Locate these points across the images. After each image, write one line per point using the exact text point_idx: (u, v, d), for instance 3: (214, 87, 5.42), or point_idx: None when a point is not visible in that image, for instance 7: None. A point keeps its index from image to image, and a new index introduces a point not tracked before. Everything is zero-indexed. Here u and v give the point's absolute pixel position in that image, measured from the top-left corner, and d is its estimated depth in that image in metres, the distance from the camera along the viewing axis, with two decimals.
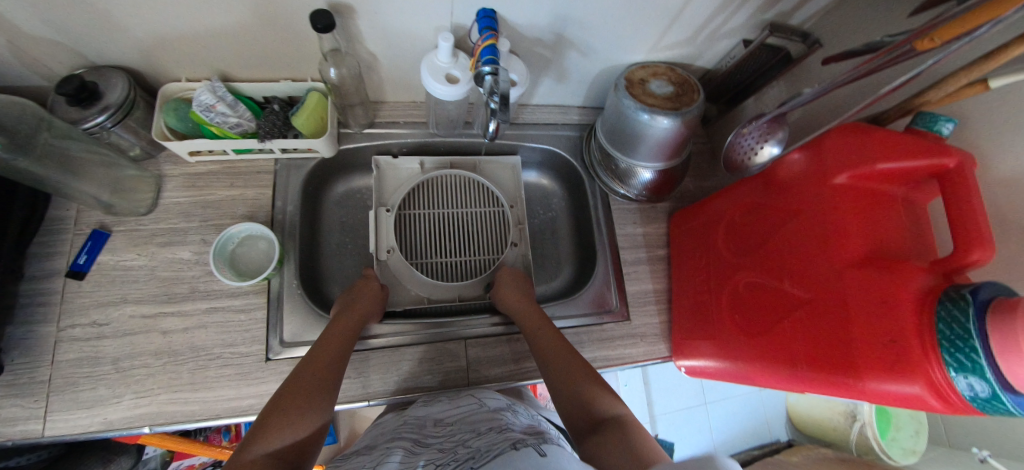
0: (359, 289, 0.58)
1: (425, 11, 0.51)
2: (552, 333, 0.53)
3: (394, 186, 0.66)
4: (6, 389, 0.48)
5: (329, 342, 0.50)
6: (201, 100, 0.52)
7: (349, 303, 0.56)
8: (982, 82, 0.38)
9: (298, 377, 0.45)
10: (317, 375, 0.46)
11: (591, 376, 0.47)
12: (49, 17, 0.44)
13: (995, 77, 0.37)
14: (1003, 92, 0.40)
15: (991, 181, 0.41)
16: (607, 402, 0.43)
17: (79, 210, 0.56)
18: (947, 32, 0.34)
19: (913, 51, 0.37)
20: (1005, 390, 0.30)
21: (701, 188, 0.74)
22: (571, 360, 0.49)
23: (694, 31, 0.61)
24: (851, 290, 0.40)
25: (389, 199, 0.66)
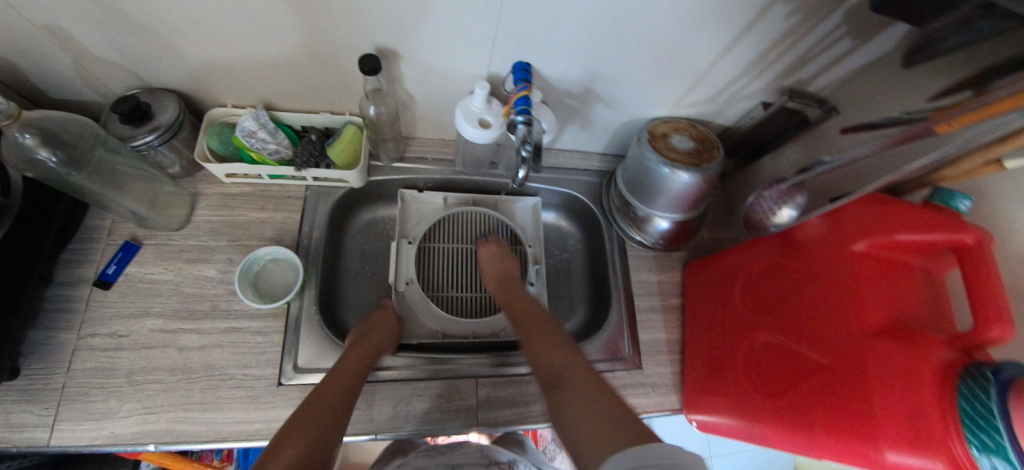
0: (376, 319, 0.59)
1: (466, 60, 0.54)
2: (523, 296, 0.60)
3: (417, 219, 0.69)
4: (18, 394, 0.48)
5: (347, 365, 0.51)
6: (244, 126, 0.55)
7: (366, 330, 0.57)
8: (998, 162, 0.40)
9: (314, 398, 0.45)
10: (333, 398, 0.46)
11: (562, 347, 0.49)
12: (118, 43, 0.48)
13: (1011, 159, 0.39)
14: (1015, 174, 0.42)
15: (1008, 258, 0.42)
16: (562, 356, 0.47)
17: (114, 221, 0.58)
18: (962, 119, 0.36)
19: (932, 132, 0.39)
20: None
21: (716, 239, 0.76)
22: (542, 333, 0.52)
23: (714, 92, 0.64)
24: (870, 358, 0.40)
25: (411, 232, 0.68)
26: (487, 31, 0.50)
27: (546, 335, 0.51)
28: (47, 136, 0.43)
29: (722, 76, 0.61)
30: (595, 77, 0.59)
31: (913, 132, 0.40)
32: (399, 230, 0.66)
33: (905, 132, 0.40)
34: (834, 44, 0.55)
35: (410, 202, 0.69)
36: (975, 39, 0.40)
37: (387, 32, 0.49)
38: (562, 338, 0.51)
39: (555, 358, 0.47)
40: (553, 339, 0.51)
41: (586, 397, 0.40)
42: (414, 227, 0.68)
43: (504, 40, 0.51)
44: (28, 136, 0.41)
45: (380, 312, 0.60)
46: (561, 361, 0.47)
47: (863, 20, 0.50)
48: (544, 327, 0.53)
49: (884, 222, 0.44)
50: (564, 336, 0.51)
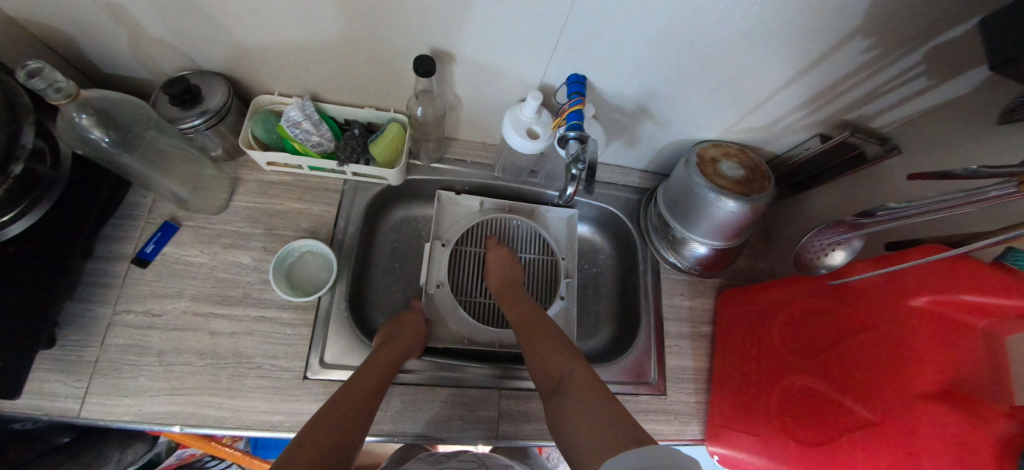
0: (404, 322, 0.59)
1: (521, 68, 0.53)
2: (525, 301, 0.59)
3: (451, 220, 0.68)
4: (52, 363, 0.48)
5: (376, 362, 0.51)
6: (291, 116, 0.54)
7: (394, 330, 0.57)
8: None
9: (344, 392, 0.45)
10: (361, 395, 0.46)
11: (561, 348, 0.50)
12: (175, 24, 0.47)
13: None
14: None
15: None
16: (561, 361, 0.48)
17: (155, 200, 0.57)
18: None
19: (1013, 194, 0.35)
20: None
21: (752, 268, 0.75)
22: (540, 332, 0.53)
23: (771, 120, 0.63)
24: (921, 420, 0.39)
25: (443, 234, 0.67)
26: (547, 42, 0.49)
27: (545, 334, 0.53)
28: (102, 116, 0.43)
29: (781, 105, 0.59)
30: (649, 95, 0.57)
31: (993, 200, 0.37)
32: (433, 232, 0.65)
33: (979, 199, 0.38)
34: (906, 82, 0.52)
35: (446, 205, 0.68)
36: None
37: (446, 35, 0.48)
38: (562, 341, 0.51)
39: (555, 360, 0.49)
40: (554, 338, 0.52)
41: (584, 394, 0.43)
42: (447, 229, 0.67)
43: (563, 53, 0.50)
44: (85, 116, 0.42)
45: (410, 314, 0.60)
46: (564, 362, 0.48)
47: (945, 61, 0.48)
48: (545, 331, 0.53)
49: (950, 279, 0.41)
50: (569, 341, 0.52)
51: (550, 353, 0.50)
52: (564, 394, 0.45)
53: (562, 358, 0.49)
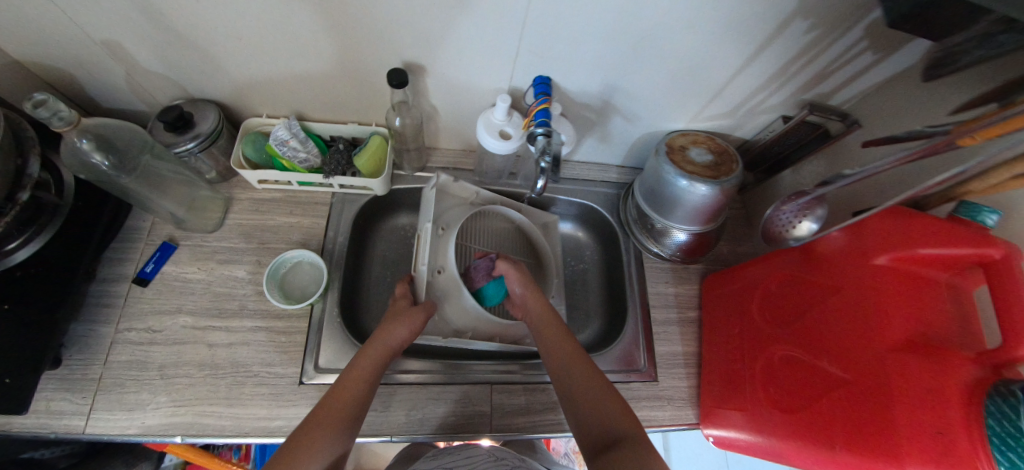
0: (400, 312, 0.56)
1: (488, 75, 0.57)
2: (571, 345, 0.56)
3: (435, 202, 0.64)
4: (58, 383, 0.50)
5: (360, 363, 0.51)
6: (279, 135, 0.58)
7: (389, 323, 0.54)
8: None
9: (328, 399, 0.47)
10: (341, 402, 0.47)
11: (618, 406, 0.49)
12: (166, 57, 0.52)
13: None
14: None
15: None
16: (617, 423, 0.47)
17: (153, 222, 0.60)
18: (988, 132, 0.35)
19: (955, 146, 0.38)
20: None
21: (735, 252, 0.77)
22: (595, 389, 0.51)
23: (734, 105, 0.66)
24: (893, 372, 0.40)
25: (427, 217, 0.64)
26: (511, 48, 0.52)
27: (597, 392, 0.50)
28: (101, 141, 0.47)
29: (740, 91, 0.62)
30: (613, 90, 0.61)
31: (935, 147, 0.40)
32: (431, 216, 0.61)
33: (925, 146, 0.40)
34: (854, 57, 0.55)
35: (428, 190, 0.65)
36: (990, 53, 0.39)
37: (415, 49, 0.52)
38: (615, 400, 0.49)
39: (611, 418, 0.48)
40: (609, 392, 0.50)
41: (637, 458, 0.42)
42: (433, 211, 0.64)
43: (526, 57, 0.54)
44: (85, 141, 0.45)
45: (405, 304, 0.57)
46: (620, 421, 0.47)
47: (881, 34, 0.51)
48: (599, 388, 0.51)
49: (909, 236, 0.44)
50: (621, 397, 0.50)
51: (604, 413, 0.48)
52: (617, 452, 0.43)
53: (613, 413, 0.48)
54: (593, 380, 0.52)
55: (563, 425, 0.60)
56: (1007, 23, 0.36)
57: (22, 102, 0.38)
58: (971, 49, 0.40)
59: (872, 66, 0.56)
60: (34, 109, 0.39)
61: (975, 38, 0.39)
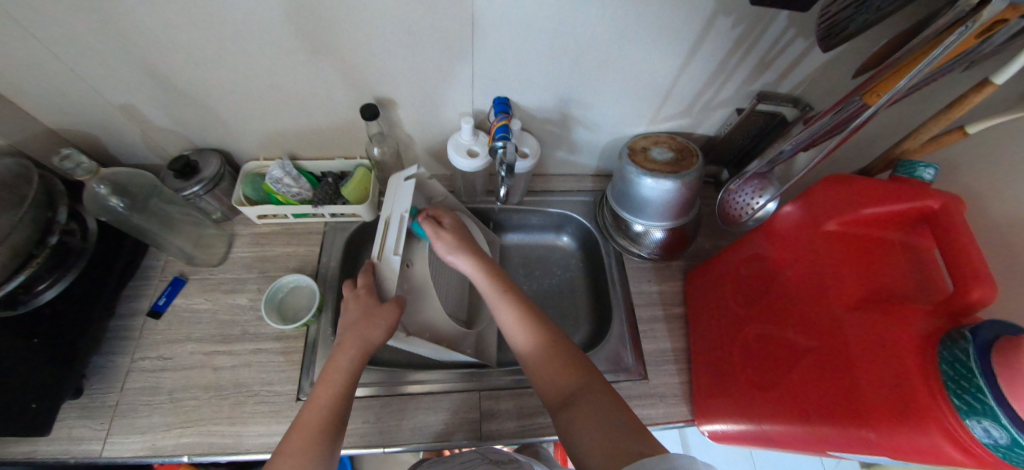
0: (368, 312, 0.52)
1: (451, 100, 0.64)
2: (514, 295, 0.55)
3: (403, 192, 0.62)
4: (80, 411, 0.55)
5: (330, 378, 0.48)
6: (274, 175, 0.66)
7: (361, 325, 0.51)
8: (959, 130, 0.43)
9: (304, 420, 0.45)
10: (317, 422, 0.45)
11: (569, 363, 0.49)
12: (174, 113, 0.61)
13: (996, 74, 0.37)
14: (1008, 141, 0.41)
15: (998, 224, 0.41)
16: (573, 374, 0.48)
17: (166, 261, 0.68)
18: (885, 87, 0.40)
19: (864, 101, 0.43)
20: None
21: (717, 246, 0.77)
22: (548, 340, 0.51)
23: (688, 104, 0.69)
24: (853, 334, 0.41)
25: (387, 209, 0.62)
26: (466, 75, 0.59)
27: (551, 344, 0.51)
28: (116, 186, 0.57)
29: (688, 90, 0.66)
30: (567, 102, 0.66)
31: (846, 106, 0.46)
32: (408, 204, 0.60)
33: (837, 107, 0.47)
34: (788, 45, 0.59)
35: (395, 184, 0.64)
36: (873, 17, 0.40)
37: (380, 84, 0.60)
38: (570, 351, 0.51)
39: (563, 373, 0.49)
40: (556, 344, 0.51)
41: (600, 409, 0.44)
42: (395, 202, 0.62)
43: (481, 80, 0.61)
44: (102, 186, 0.56)
45: (378, 304, 0.53)
46: (571, 379, 0.48)
47: (798, 22, 0.55)
48: (547, 334, 0.52)
49: (850, 199, 0.45)
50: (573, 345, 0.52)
51: (557, 369, 0.49)
52: (577, 408, 0.45)
53: (562, 369, 0.49)
54: (529, 330, 0.52)
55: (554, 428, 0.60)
56: None
57: (54, 157, 0.50)
58: (852, 15, 0.42)
59: (806, 53, 0.60)
60: (61, 162, 0.50)
61: (853, 4, 0.42)
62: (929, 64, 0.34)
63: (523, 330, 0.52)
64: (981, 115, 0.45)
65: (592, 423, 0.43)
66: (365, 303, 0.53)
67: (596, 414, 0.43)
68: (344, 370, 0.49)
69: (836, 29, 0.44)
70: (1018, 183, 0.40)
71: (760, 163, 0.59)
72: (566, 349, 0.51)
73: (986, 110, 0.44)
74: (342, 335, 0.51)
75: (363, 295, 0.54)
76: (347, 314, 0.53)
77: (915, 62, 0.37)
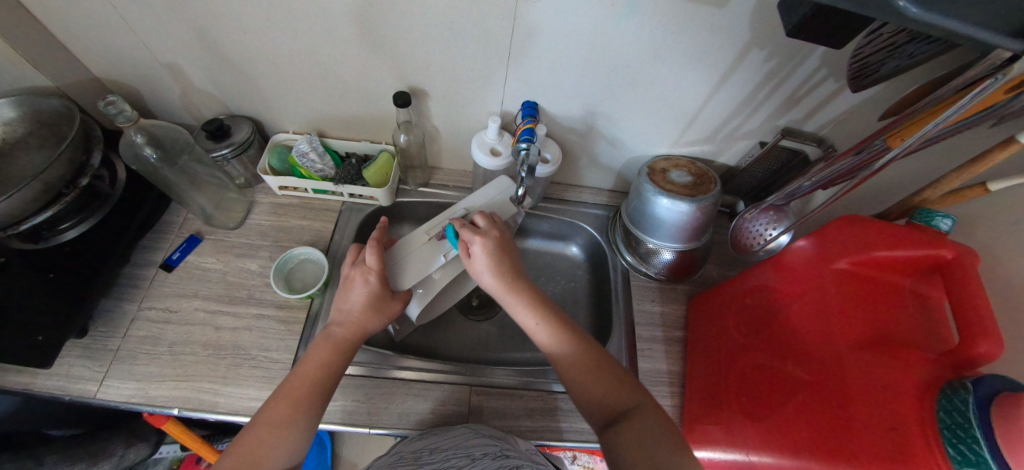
0: (373, 300, 0.53)
1: (481, 98, 0.66)
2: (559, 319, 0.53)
3: (497, 205, 0.65)
4: (81, 350, 0.56)
5: (316, 359, 0.49)
6: (300, 148, 0.70)
7: (363, 316, 0.52)
8: (981, 185, 0.43)
9: (289, 389, 0.46)
10: (302, 395, 0.46)
11: (616, 384, 0.48)
12: (216, 77, 0.64)
13: (1021, 133, 0.38)
14: None
15: (1018, 284, 0.41)
16: (620, 393, 0.47)
17: (185, 217, 0.70)
18: (909, 131, 0.41)
19: (886, 144, 0.44)
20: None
21: (724, 276, 0.77)
22: (596, 364, 0.49)
23: (711, 131, 0.70)
24: (853, 372, 0.41)
25: (474, 200, 0.65)
26: (499, 74, 0.61)
27: (586, 367, 0.49)
28: (152, 139, 0.60)
29: (713, 117, 0.67)
30: (593, 114, 0.68)
31: (870, 147, 0.46)
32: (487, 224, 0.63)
33: (861, 149, 0.48)
34: (818, 85, 0.60)
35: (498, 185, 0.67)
36: (904, 64, 0.41)
37: (416, 74, 0.62)
38: (608, 364, 0.49)
39: (609, 391, 0.47)
40: (591, 355, 0.50)
41: (647, 433, 0.42)
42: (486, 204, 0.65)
43: (514, 83, 0.63)
44: (139, 136, 0.59)
45: (389, 298, 0.55)
46: (618, 400, 0.46)
47: (832, 63, 0.56)
48: (600, 355, 0.51)
49: (862, 239, 0.46)
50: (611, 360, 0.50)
51: (613, 388, 0.47)
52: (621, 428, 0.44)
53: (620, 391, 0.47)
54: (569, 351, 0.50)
55: (539, 434, 0.60)
56: (910, 35, 0.39)
57: (99, 102, 0.52)
58: (884, 59, 0.43)
59: (834, 96, 0.61)
60: (105, 107, 0.52)
61: (885, 49, 0.43)
62: (955, 109, 0.35)
63: (566, 348, 0.51)
64: (1005, 175, 0.45)
65: (637, 442, 0.42)
66: (376, 287, 0.54)
67: (642, 438, 0.42)
68: (339, 351, 0.51)
69: (867, 70, 0.46)
70: None
71: (780, 196, 0.60)
72: (611, 364, 0.49)
73: (1011, 171, 0.45)
74: (337, 318, 0.53)
75: (375, 280, 0.54)
76: (351, 290, 0.53)
77: (941, 110, 0.38)
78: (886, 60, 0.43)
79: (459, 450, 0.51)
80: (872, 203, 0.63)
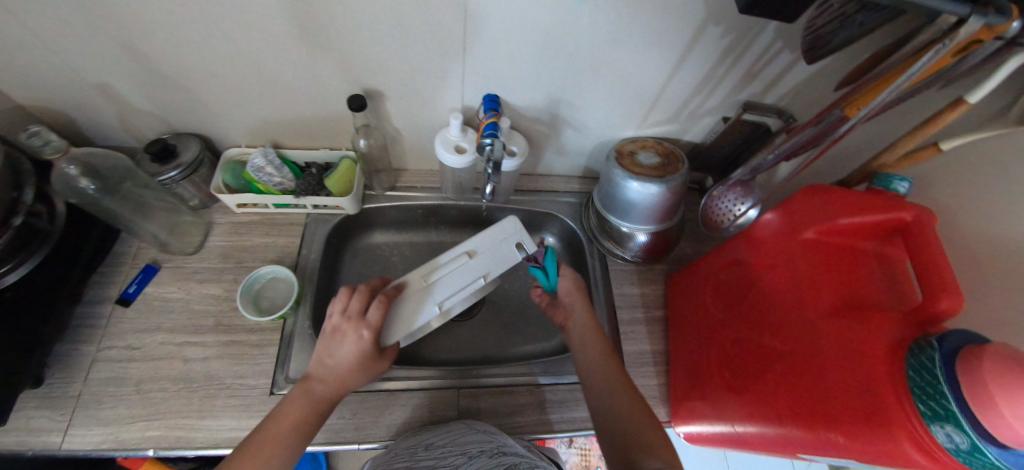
0: (364, 356, 0.53)
1: (440, 95, 0.63)
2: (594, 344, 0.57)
3: (499, 252, 0.68)
4: (40, 401, 0.52)
5: (288, 413, 0.47)
6: (255, 163, 0.66)
7: (349, 373, 0.51)
8: (934, 145, 0.44)
9: (277, 421, 0.47)
10: (287, 428, 0.46)
11: (616, 384, 0.52)
12: (152, 94, 0.60)
13: (970, 93, 0.38)
14: (983, 156, 0.42)
15: (972, 240, 0.42)
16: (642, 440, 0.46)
17: (139, 247, 0.66)
18: (864, 101, 0.42)
19: (844, 116, 0.45)
20: (985, 442, 0.28)
21: (699, 252, 0.78)
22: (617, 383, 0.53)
23: (676, 110, 0.70)
24: (826, 340, 0.41)
25: (477, 244, 0.68)
26: (456, 69, 0.59)
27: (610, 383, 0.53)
28: (87, 168, 0.56)
29: (675, 97, 0.67)
30: (557, 103, 0.66)
31: (828, 118, 0.47)
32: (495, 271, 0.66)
33: (819, 121, 0.48)
34: (775, 57, 0.59)
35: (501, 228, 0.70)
36: (855, 33, 0.41)
37: (369, 76, 0.59)
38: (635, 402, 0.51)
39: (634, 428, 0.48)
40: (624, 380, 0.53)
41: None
42: (488, 249, 0.68)
43: (472, 77, 0.60)
44: (72, 167, 0.54)
45: (379, 355, 0.55)
46: (645, 430, 0.47)
47: (789, 33, 0.55)
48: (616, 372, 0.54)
49: (826, 208, 0.46)
50: (635, 390, 0.52)
51: (613, 385, 0.52)
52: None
53: (616, 395, 0.51)
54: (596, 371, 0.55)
55: (530, 429, 0.60)
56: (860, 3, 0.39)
57: (21, 134, 0.48)
58: (836, 29, 0.43)
59: (792, 66, 0.61)
60: (29, 138, 0.48)
61: (837, 19, 0.42)
62: (910, 75, 0.35)
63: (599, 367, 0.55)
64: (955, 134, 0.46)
65: None
66: (367, 344, 0.53)
67: None
68: (320, 404, 0.49)
69: (820, 43, 0.45)
70: (989, 198, 0.41)
71: (745, 172, 0.60)
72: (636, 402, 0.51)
73: (961, 129, 0.46)
74: (320, 372, 0.51)
75: (368, 338, 0.53)
76: (341, 347, 0.52)
77: (893, 78, 0.38)
78: (838, 29, 0.43)
79: (456, 446, 0.51)
80: (833, 169, 0.65)
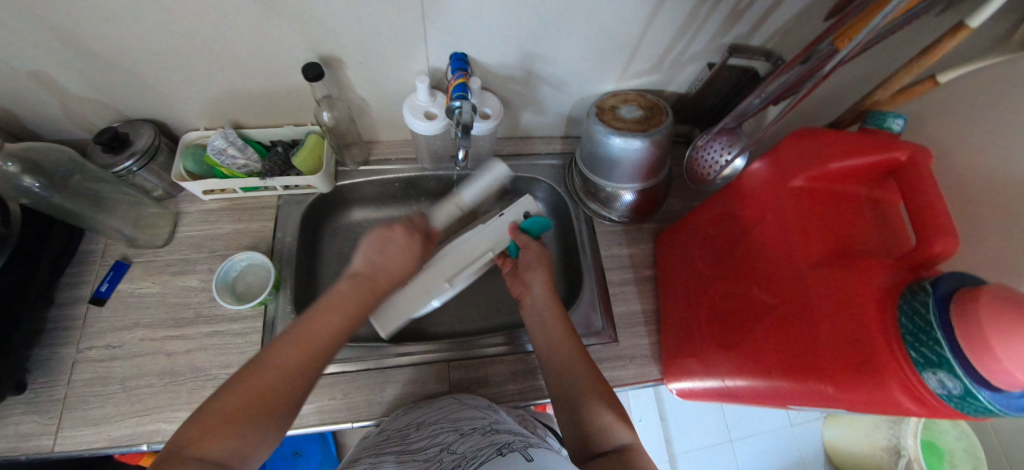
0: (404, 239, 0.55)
1: (403, 58, 0.58)
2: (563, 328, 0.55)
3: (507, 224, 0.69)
4: (26, 406, 0.52)
5: (313, 333, 0.43)
6: (215, 145, 0.61)
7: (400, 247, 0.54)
8: (931, 78, 0.41)
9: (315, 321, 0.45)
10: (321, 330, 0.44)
11: (581, 366, 0.51)
12: (89, 78, 0.55)
13: (972, 17, 0.35)
14: (981, 86, 0.39)
15: (967, 176, 0.40)
16: (605, 420, 0.46)
17: (106, 243, 0.63)
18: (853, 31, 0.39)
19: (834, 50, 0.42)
20: (978, 385, 0.28)
21: (687, 207, 0.76)
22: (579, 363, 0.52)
23: (658, 59, 0.65)
24: (814, 290, 0.40)
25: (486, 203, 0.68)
26: (416, 27, 0.54)
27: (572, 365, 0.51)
28: (29, 165, 0.52)
29: (657, 44, 0.62)
30: (531, 58, 0.62)
31: (817, 54, 0.44)
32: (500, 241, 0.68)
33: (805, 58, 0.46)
34: None
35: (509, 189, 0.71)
36: None
37: (322, 41, 0.54)
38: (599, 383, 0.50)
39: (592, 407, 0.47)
40: (585, 356, 0.52)
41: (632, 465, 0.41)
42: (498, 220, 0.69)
43: (435, 34, 0.55)
44: (11, 165, 0.50)
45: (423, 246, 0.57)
46: (593, 395, 0.48)
47: None
48: (575, 356, 0.52)
49: (816, 153, 0.44)
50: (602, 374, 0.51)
51: (574, 365, 0.51)
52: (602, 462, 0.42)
53: (578, 372, 0.51)
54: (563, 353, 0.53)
55: (523, 396, 0.60)
56: None
57: None
58: None
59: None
60: None
61: None
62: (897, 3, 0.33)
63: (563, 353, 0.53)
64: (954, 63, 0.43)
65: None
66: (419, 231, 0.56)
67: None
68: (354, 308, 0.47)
69: None
70: (986, 130, 0.39)
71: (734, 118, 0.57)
72: (600, 381, 0.50)
73: (960, 56, 0.42)
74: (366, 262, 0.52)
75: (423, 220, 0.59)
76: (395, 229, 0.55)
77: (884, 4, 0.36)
78: None
79: (447, 422, 0.50)
80: (823, 111, 0.61)
